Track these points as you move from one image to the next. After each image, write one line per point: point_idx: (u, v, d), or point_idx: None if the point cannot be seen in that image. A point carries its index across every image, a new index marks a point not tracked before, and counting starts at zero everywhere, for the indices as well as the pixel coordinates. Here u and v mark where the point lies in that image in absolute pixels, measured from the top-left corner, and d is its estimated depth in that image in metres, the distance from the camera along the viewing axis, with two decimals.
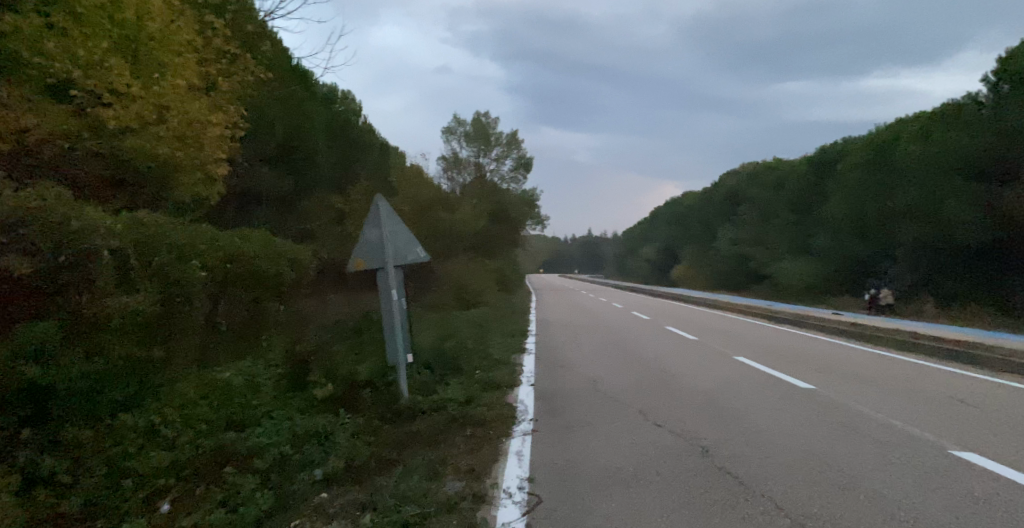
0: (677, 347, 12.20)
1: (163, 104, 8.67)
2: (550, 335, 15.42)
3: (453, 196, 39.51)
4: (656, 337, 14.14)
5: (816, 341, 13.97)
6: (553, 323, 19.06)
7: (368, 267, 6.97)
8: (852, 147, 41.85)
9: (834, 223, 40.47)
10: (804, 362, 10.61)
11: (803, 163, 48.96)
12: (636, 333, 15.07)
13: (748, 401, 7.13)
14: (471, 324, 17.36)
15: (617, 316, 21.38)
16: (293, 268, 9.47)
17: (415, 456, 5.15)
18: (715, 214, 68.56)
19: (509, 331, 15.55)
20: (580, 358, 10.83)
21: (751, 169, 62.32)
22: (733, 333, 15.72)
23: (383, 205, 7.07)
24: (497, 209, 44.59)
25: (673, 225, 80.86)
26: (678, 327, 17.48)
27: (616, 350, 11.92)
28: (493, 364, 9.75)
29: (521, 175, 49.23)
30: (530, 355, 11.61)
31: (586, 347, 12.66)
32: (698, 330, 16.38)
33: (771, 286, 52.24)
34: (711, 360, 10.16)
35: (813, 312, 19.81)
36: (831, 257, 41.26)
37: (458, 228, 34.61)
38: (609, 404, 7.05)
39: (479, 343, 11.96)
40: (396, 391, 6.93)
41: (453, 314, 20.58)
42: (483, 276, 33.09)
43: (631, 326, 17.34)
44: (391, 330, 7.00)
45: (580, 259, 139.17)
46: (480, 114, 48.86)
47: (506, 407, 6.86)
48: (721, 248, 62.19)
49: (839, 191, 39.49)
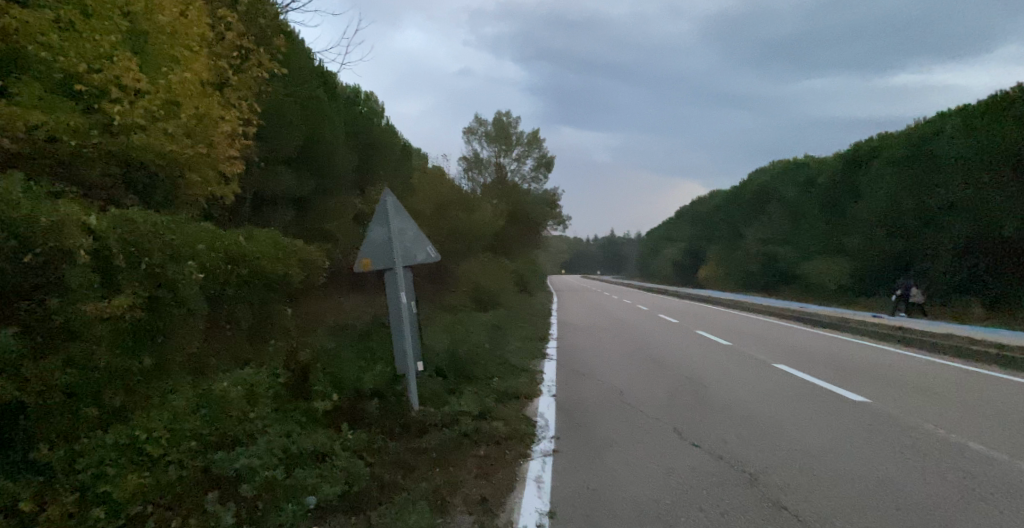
0: (708, 353, 11.57)
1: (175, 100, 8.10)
2: (573, 338, 14.86)
3: (474, 196, 39.13)
4: (685, 342, 13.49)
5: (857, 347, 13.20)
6: (576, 326, 18.52)
7: (373, 267, 6.52)
8: (885, 143, 40.52)
9: (867, 222, 39.21)
10: (846, 370, 9.93)
11: (833, 161, 47.67)
12: (665, 337, 14.45)
13: (791, 416, 6.52)
14: (491, 327, 16.87)
15: (643, 319, 20.72)
16: (302, 269, 9.03)
17: (421, 482, 4.64)
18: (741, 214, 67.30)
19: (529, 335, 15.04)
20: (605, 364, 10.27)
21: (778, 167, 60.99)
22: (766, 337, 14.99)
23: (391, 200, 6.61)
24: (518, 209, 44.07)
25: (698, 225, 79.65)
26: (708, 330, 16.79)
27: (643, 356, 11.33)
28: (511, 371, 9.22)
29: (543, 174, 48.66)
30: (551, 360, 11.07)
31: (611, 352, 12.09)
32: (729, 334, 15.70)
33: (800, 287, 51.00)
34: (745, 368, 9.52)
35: (849, 316, 18.95)
36: (862, 256, 40.03)
37: (479, 228, 34.16)
38: (638, 418, 6.49)
39: (497, 347, 11.43)
40: (405, 402, 6.43)
41: (473, 316, 20.11)
42: (504, 277, 32.58)
43: (659, 330, 16.72)
44: (399, 336, 6.50)
45: (603, 259, 138.10)
46: (501, 113, 48.35)
47: (523, 421, 6.33)
48: (748, 249, 60.92)
49: (872, 189, 38.25)
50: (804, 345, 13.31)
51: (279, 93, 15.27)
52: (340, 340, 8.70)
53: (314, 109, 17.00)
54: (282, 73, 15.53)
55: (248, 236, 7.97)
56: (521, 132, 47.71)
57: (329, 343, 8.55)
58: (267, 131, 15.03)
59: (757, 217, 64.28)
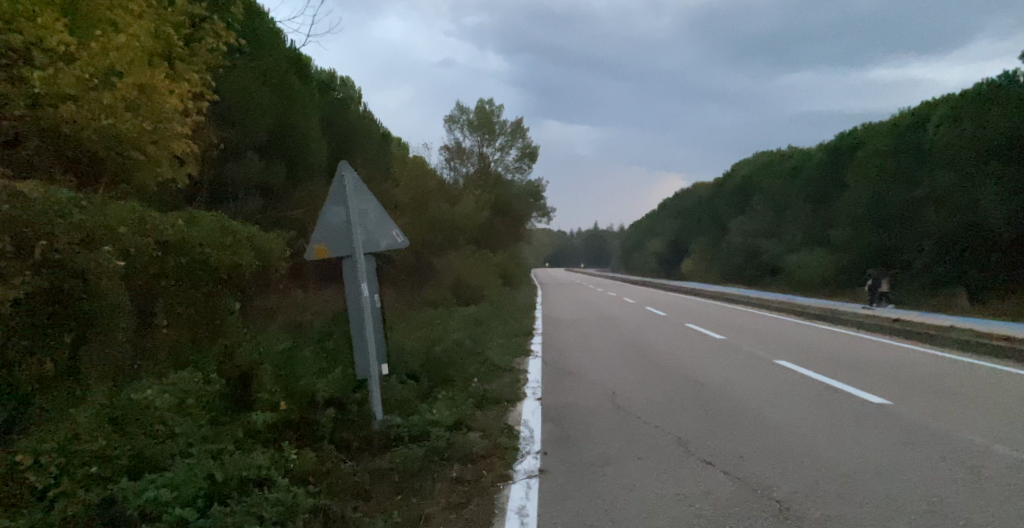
0: (705, 350, 10.85)
1: (115, 68, 7.79)
2: (560, 334, 14.07)
3: (456, 187, 38.17)
4: (679, 337, 12.77)
5: (858, 341, 12.53)
6: (563, 321, 17.74)
7: (330, 255, 5.55)
8: (872, 134, 40.14)
9: (852, 214, 38.87)
10: (854, 366, 9.21)
11: (818, 152, 47.33)
12: (657, 333, 13.73)
13: (808, 422, 5.77)
14: (472, 322, 16.01)
15: (630, 312, 19.99)
16: (257, 260, 8.10)
17: (375, 515, 3.77)
18: (725, 206, 66.95)
19: (512, 330, 14.19)
20: (596, 363, 9.49)
21: (762, 159, 60.69)
22: (762, 332, 14.32)
23: (349, 176, 5.60)
24: (501, 200, 43.14)
25: (681, 218, 79.28)
26: (700, 325, 16.09)
27: (636, 354, 10.57)
28: (492, 372, 8.35)
29: (526, 165, 47.79)
30: (537, 358, 10.25)
31: (601, 348, 11.31)
32: (722, 328, 15.01)
33: (785, 280, 50.68)
34: (747, 367, 8.78)
35: (844, 308, 18.33)
36: (848, 248, 39.70)
37: (461, 220, 33.20)
38: (635, 427, 5.69)
39: (477, 346, 10.56)
40: (367, 410, 5.53)
41: (454, 311, 19.22)
42: (487, 270, 31.69)
43: (650, 325, 16.02)
44: (361, 334, 5.56)
45: (587, 252, 137.63)
46: (484, 103, 47.32)
47: (504, 432, 5.48)
48: (732, 241, 60.56)
49: (858, 180, 37.92)
50: (803, 340, 12.60)
51: (242, 69, 14.33)
52: (300, 338, 7.79)
53: (285, 92, 15.99)
54: (245, 48, 14.57)
55: (184, 220, 7.09)
56: (504, 121, 46.77)
57: (287, 341, 7.64)
58: (226, 108, 14.10)
59: (741, 209, 63.93)
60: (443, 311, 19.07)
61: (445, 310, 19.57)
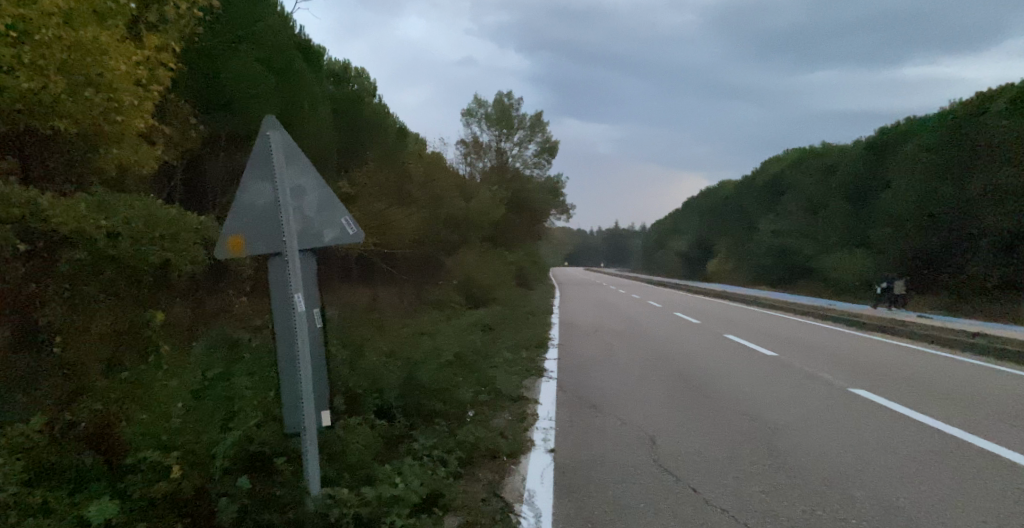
0: (756, 370, 9.14)
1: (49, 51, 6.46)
2: (581, 344, 12.44)
3: (473, 182, 36.67)
4: (722, 353, 11.08)
5: (934, 364, 10.73)
6: (584, 327, 16.09)
7: (248, 250, 3.81)
8: (917, 129, 37.80)
9: (894, 214, 36.59)
10: (944, 401, 7.52)
11: (856, 148, 45.17)
12: (694, 345, 12.05)
13: (934, 509, 4.04)
14: (481, 329, 14.43)
15: (658, 318, 18.32)
16: (204, 259, 6.52)
17: None
18: (752, 205, 64.74)
19: (527, 339, 12.59)
20: (626, 386, 7.84)
21: (793, 156, 58.51)
22: (815, 348, 12.56)
23: (278, 139, 3.83)
24: (520, 197, 41.51)
25: (705, 217, 77.11)
26: (741, 335, 14.34)
27: (673, 373, 8.90)
28: (492, 403, 6.67)
29: (545, 161, 46.13)
30: (553, 378, 8.60)
31: (631, 365, 9.65)
32: (765, 341, 13.29)
33: (817, 283, 48.55)
34: (813, 401, 7.08)
35: (899, 320, 16.53)
36: (888, 249, 37.56)
37: (477, 216, 31.62)
38: (696, 507, 4.05)
39: (477, 364, 8.92)
40: (302, 479, 3.88)
41: (462, 314, 17.65)
42: (502, 270, 30.09)
43: (685, 334, 14.30)
44: (292, 368, 3.86)
45: (607, 253, 135.57)
46: (503, 95, 45.68)
47: (498, 515, 3.85)
48: (760, 241, 58.28)
49: (902, 177, 35.78)
50: (866, 360, 10.84)
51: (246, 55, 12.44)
52: (253, 358, 6.22)
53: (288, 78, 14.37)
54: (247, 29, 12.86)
55: (92, 206, 5.38)
56: (523, 115, 45.13)
57: (235, 363, 6.07)
58: (228, 101, 12.25)
59: (771, 208, 61.63)
60: (452, 315, 17.57)
61: (454, 313, 18.00)
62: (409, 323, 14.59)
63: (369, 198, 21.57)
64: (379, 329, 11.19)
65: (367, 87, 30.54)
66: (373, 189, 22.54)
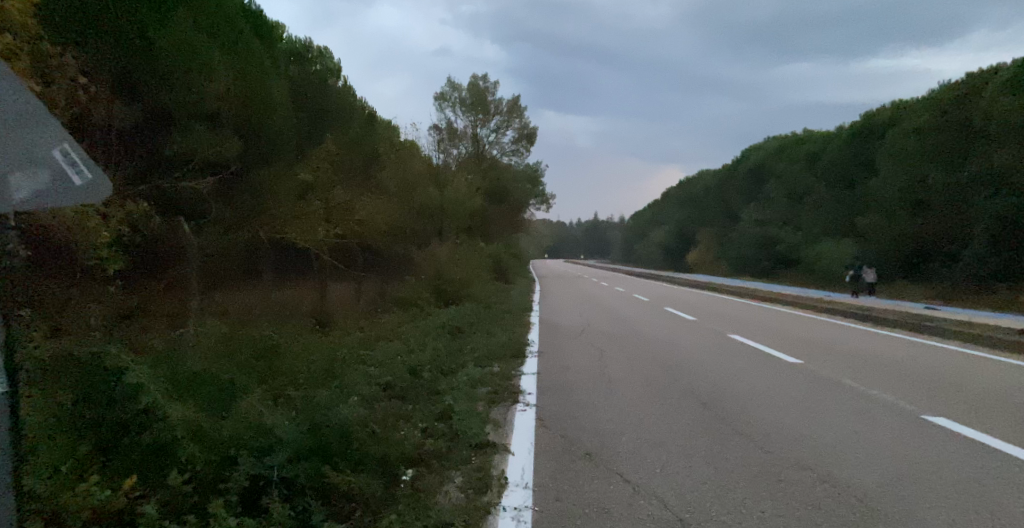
0: (788, 387, 7.28)
1: None
2: (566, 350, 10.55)
3: (446, 170, 34.59)
4: (737, 360, 9.21)
5: (989, 369, 8.98)
6: (567, 326, 14.22)
7: None
8: (909, 113, 36.45)
9: (884, 201, 35.31)
10: None
11: (843, 134, 43.91)
12: (699, 351, 10.21)
13: None
14: (448, 333, 12.46)
15: (649, 315, 16.46)
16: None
17: None
18: (734, 194, 63.48)
19: (500, 345, 10.58)
20: (628, 416, 5.90)
21: (777, 143, 57.28)
22: (837, 352, 10.78)
23: None
24: (497, 185, 39.45)
25: (686, 207, 75.83)
26: (748, 336, 12.53)
27: (686, 392, 7.00)
28: (440, 457, 4.68)
29: (523, 148, 44.03)
30: (530, 404, 6.63)
31: (631, 381, 7.74)
32: (779, 343, 11.47)
33: (802, 272, 47.32)
34: (892, 441, 5.15)
35: (916, 315, 14.87)
36: (877, 238, 36.28)
37: (452, 206, 29.52)
38: None
39: (432, 392, 6.90)
40: None
41: (430, 314, 15.70)
42: (478, 263, 28.10)
43: (685, 334, 12.48)
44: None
45: (586, 244, 134.19)
46: (478, 79, 43.41)
47: None
48: (744, 230, 56.98)
49: (893, 163, 34.48)
50: (909, 366, 9.03)
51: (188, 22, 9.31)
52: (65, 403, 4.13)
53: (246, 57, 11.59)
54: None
55: None
56: (499, 99, 42.97)
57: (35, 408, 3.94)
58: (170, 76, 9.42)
59: (754, 196, 60.31)
60: (418, 314, 15.53)
61: (421, 312, 16.05)
62: (366, 329, 12.57)
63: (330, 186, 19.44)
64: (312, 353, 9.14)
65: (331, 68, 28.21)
66: (334, 176, 20.38)
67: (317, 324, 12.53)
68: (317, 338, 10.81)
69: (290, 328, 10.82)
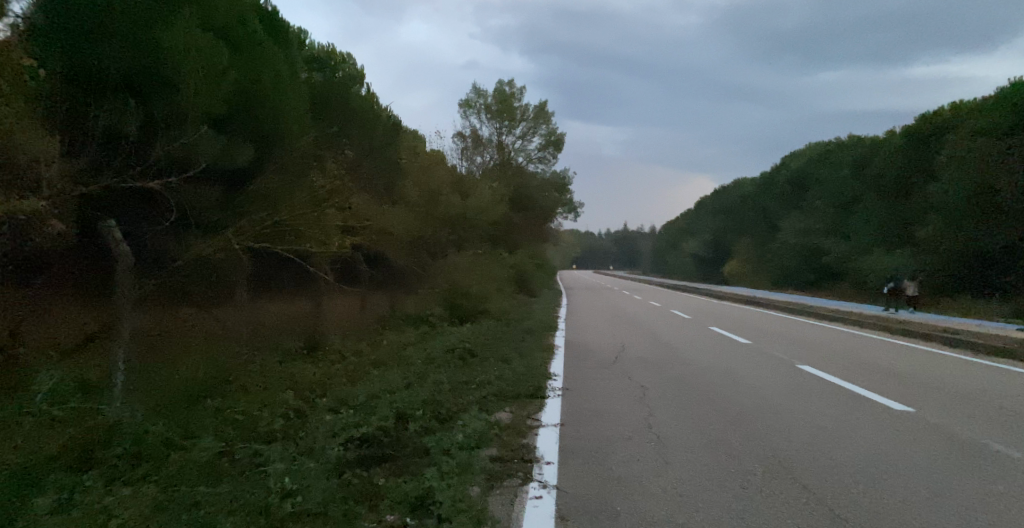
0: (904, 463, 5.36)
1: None
2: (598, 384, 8.72)
3: (471, 178, 33.00)
4: (816, 409, 7.28)
5: None
6: (599, 349, 12.37)
7: None
8: (971, 115, 33.75)
9: (943, 210, 32.61)
10: None
11: (895, 138, 41.17)
12: (763, 391, 8.28)
13: None
14: (459, 359, 10.75)
15: (693, 336, 14.45)
16: None
17: None
18: (773, 203, 60.68)
19: (518, 377, 8.78)
20: (695, 519, 4.10)
21: (820, 150, 54.57)
22: (938, 392, 8.69)
23: None
24: (523, 194, 37.69)
25: (722, 217, 73.09)
26: (815, 366, 10.55)
27: (768, 468, 5.14)
28: None
29: (551, 154, 42.26)
30: (550, 483, 4.78)
31: (687, 440, 5.89)
32: (861, 379, 9.39)
33: (850, 285, 44.44)
34: None
35: (1012, 341, 12.58)
36: (935, 249, 33.50)
37: (476, 215, 27.84)
38: None
39: (417, 458, 5.33)
40: None
41: (443, 332, 14.00)
42: (501, 276, 26.30)
43: (739, 363, 10.56)
44: None
45: (616, 255, 131.48)
46: (504, 83, 41.80)
47: None
48: (784, 241, 54.12)
49: (956, 168, 31.77)
50: None
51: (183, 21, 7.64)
52: None
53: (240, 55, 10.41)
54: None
55: None
56: (526, 105, 41.29)
57: None
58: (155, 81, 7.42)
59: (794, 204, 57.44)
60: (430, 335, 13.79)
61: (433, 331, 14.37)
62: (364, 355, 10.93)
63: (343, 193, 17.96)
64: (277, 393, 7.46)
65: (351, 72, 26.92)
66: (349, 183, 18.91)
67: (307, 349, 10.97)
68: (304, 366, 9.29)
69: (270, 358, 9.20)
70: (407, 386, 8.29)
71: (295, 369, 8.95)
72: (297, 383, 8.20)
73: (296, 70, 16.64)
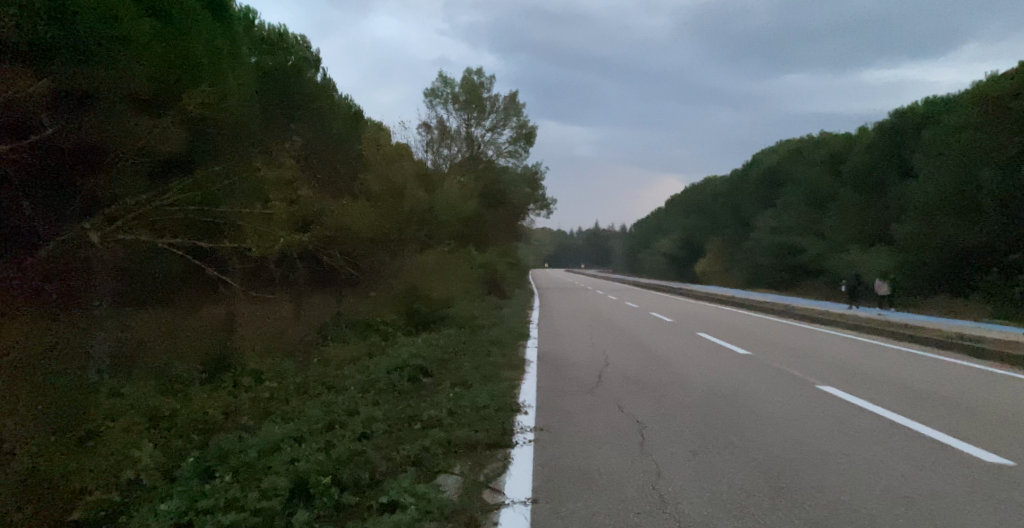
0: None
1: None
2: (583, 419, 6.64)
3: (436, 171, 30.83)
4: (881, 464, 5.38)
5: None
6: (578, 364, 10.33)
7: None
8: (952, 109, 32.72)
9: (923, 206, 31.41)
10: None
11: (872, 134, 40.25)
12: (796, 431, 6.33)
13: None
14: (407, 385, 8.61)
15: (685, 345, 12.57)
16: None
17: None
18: (746, 201, 59.59)
19: (477, 410, 6.74)
20: None
21: (794, 146, 53.64)
22: (1003, 420, 6.92)
23: None
24: (492, 189, 35.62)
25: (693, 215, 71.96)
26: (843, 387, 8.66)
27: None
28: None
29: (522, 148, 40.25)
30: None
31: None
32: (907, 407, 7.54)
33: (826, 284, 43.39)
34: None
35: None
36: (914, 247, 32.31)
37: (442, 210, 25.63)
38: None
39: None
40: None
41: (393, 345, 11.84)
42: (469, 276, 24.14)
43: (750, 384, 8.64)
44: None
45: (587, 253, 130.13)
46: (472, 73, 39.61)
47: None
48: (759, 239, 52.91)
49: (937, 163, 30.67)
50: None
51: None
52: None
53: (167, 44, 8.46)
54: None
55: None
56: (496, 96, 39.17)
57: None
58: None
59: (769, 202, 56.32)
60: (381, 347, 11.69)
61: (383, 343, 12.19)
62: (287, 382, 8.70)
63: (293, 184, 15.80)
64: (135, 447, 5.32)
65: (307, 55, 24.59)
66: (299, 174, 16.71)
67: (207, 375, 8.65)
68: (193, 400, 7.09)
69: (149, 390, 6.97)
70: (324, 429, 6.18)
71: (178, 405, 6.72)
72: (175, 428, 6.01)
73: (236, 40, 14.33)
